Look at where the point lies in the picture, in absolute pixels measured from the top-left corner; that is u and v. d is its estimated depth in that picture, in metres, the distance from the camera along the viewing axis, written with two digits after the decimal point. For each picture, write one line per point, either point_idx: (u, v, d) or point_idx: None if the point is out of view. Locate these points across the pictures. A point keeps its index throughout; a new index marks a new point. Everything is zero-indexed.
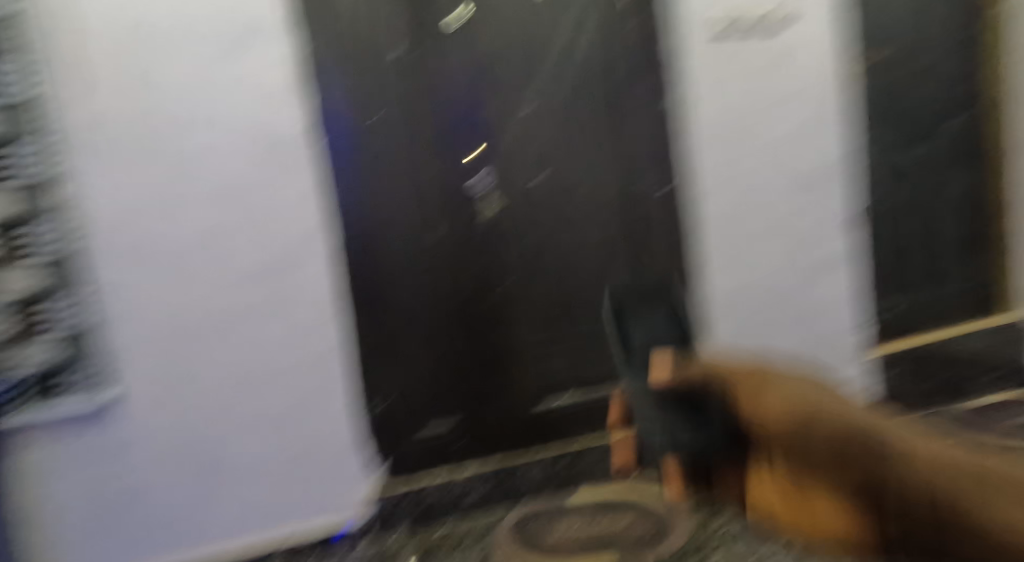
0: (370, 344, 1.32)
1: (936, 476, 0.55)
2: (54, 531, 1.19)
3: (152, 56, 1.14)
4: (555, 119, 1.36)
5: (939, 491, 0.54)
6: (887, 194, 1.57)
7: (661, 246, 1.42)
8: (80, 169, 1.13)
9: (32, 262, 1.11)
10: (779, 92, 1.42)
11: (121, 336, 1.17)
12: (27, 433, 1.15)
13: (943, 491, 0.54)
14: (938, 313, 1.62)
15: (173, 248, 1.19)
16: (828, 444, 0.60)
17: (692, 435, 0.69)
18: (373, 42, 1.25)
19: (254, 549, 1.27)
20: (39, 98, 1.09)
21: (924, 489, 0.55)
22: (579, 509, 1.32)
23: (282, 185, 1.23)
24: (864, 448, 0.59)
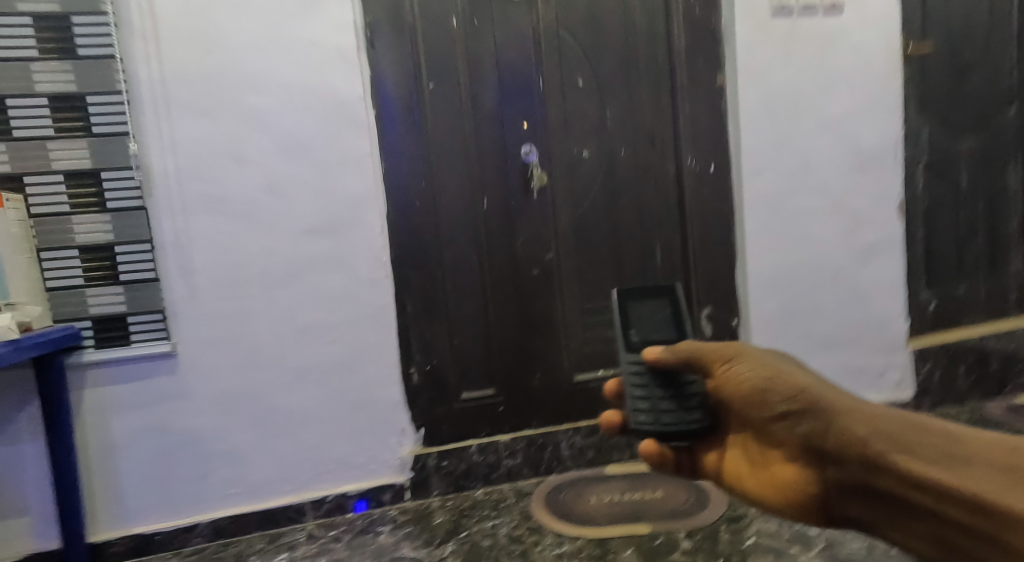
0: (417, 306, 1.35)
1: (975, 478, 0.67)
2: (112, 469, 1.24)
3: (223, 14, 1.20)
4: (608, 89, 1.37)
5: (965, 488, 0.68)
6: (944, 182, 1.54)
7: (710, 223, 1.41)
8: (148, 117, 1.19)
9: (104, 209, 1.18)
10: (838, 69, 1.40)
11: (180, 284, 1.23)
12: (95, 373, 1.21)
13: (979, 490, 0.67)
14: (989, 305, 1.57)
15: (237, 198, 1.23)
16: (882, 451, 0.74)
17: (675, 413, 0.85)
18: (433, 7, 1.29)
19: (300, 499, 1.31)
20: (119, 51, 1.16)
21: (962, 489, 0.68)
22: (616, 480, 1.36)
23: (339, 145, 1.26)
24: (913, 449, 0.72)
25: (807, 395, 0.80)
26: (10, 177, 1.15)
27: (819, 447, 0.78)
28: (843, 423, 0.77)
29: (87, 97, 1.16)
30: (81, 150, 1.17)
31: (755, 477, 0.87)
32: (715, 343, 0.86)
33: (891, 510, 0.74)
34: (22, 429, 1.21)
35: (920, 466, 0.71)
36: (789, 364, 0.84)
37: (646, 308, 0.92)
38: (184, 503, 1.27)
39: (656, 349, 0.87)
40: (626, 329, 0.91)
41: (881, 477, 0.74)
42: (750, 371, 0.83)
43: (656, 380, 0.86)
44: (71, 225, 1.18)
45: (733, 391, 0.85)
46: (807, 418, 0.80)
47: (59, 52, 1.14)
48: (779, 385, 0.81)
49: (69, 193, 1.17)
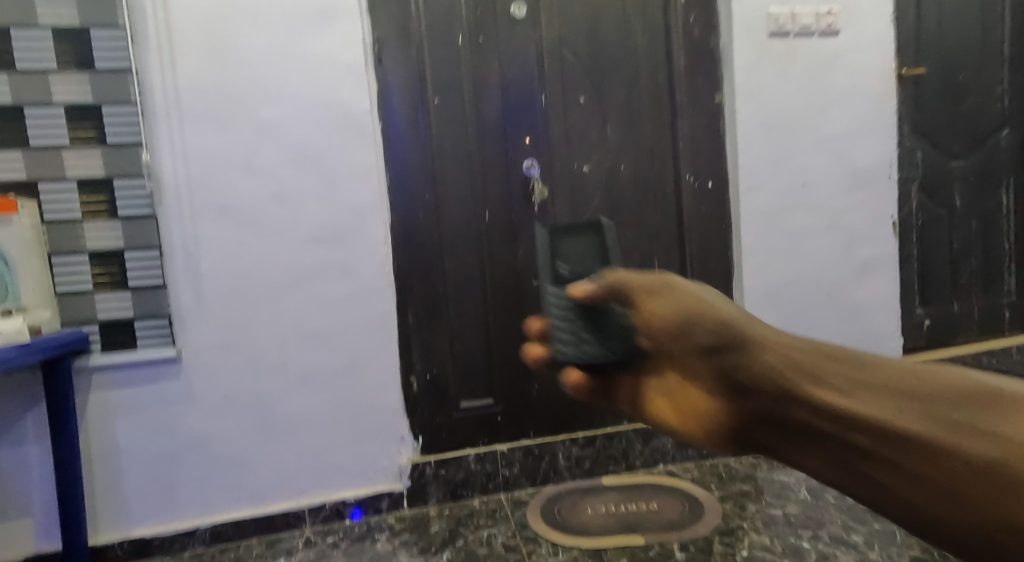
0: (419, 315, 1.37)
1: None
2: (113, 472, 1.26)
3: (237, 30, 1.24)
4: (610, 105, 1.40)
5: (943, 399, 0.38)
6: (938, 203, 1.57)
7: (707, 238, 1.45)
8: (162, 129, 1.22)
9: (116, 217, 1.21)
10: (833, 91, 1.45)
11: (188, 291, 1.25)
12: (100, 377, 1.23)
13: (891, 403, 0.40)
14: (983, 322, 1.61)
15: (245, 207, 1.26)
16: (800, 355, 0.46)
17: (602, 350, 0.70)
18: (441, 25, 1.33)
19: (299, 505, 1.33)
20: (134, 64, 1.20)
21: (898, 399, 0.40)
22: (612, 491, 1.38)
23: (345, 157, 1.30)
24: (868, 359, 0.43)
25: (739, 325, 0.53)
26: (26, 185, 1.18)
27: (734, 360, 0.51)
28: (712, 325, 0.56)
29: (103, 108, 1.19)
30: (95, 159, 1.20)
31: (676, 417, 0.60)
32: (637, 263, 0.78)
33: (822, 426, 0.42)
34: (27, 431, 1.22)
35: (826, 373, 0.43)
36: (727, 296, 0.58)
37: (575, 240, 0.78)
38: (184, 507, 1.29)
39: (585, 285, 0.71)
40: (552, 259, 0.78)
41: (813, 388, 0.43)
42: (673, 304, 0.61)
43: (583, 313, 0.71)
44: (83, 233, 1.21)
45: (659, 324, 0.61)
46: (757, 348, 0.49)
47: (76, 65, 1.17)
48: (706, 318, 0.57)
49: (82, 201, 1.20)
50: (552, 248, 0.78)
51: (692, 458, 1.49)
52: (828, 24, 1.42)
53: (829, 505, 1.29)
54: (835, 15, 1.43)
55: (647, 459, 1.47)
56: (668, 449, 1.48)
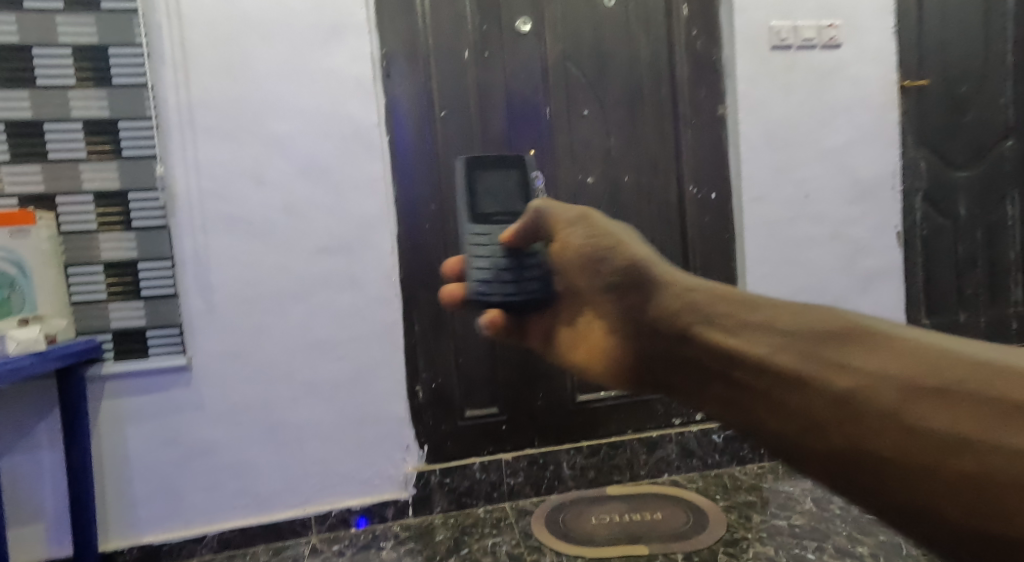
0: (425, 325, 1.39)
1: (781, 347, 0.55)
2: (123, 479, 1.28)
3: (250, 46, 1.27)
4: (613, 118, 1.43)
5: (936, 396, 0.47)
6: (942, 213, 1.58)
7: (712, 248, 1.47)
8: (175, 142, 1.26)
9: (130, 228, 1.24)
10: (834, 103, 1.48)
11: (198, 300, 1.28)
12: (112, 384, 1.26)
13: (956, 415, 0.46)
14: (988, 332, 1.62)
15: (255, 218, 1.29)
16: (828, 349, 0.53)
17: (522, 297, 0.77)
18: (448, 40, 1.36)
19: (306, 512, 1.34)
20: (150, 80, 1.23)
21: (891, 385, 0.49)
22: (617, 501, 1.38)
23: (353, 169, 1.32)
24: (849, 347, 0.52)
25: (643, 264, 0.70)
26: (44, 197, 1.21)
27: (743, 355, 0.57)
28: (739, 317, 0.60)
29: (119, 123, 1.23)
30: (110, 172, 1.23)
31: (584, 360, 0.73)
32: (560, 205, 0.78)
33: (829, 415, 0.50)
34: (41, 438, 1.25)
35: (849, 367, 0.51)
36: (637, 239, 0.74)
37: (493, 177, 0.87)
38: (192, 514, 1.30)
39: (512, 228, 0.79)
40: (468, 196, 0.86)
41: (834, 379, 0.51)
42: (586, 234, 0.75)
43: (503, 250, 0.79)
44: (98, 243, 1.23)
45: (569, 255, 0.76)
46: (659, 289, 0.67)
47: (94, 81, 1.21)
48: (613, 254, 0.72)
49: (97, 212, 1.23)
50: (470, 183, 0.86)
51: (696, 468, 1.50)
52: (830, 36, 1.46)
53: (834, 516, 1.29)
54: (837, 29, 1.46)
55: (651, 469, 1.48)
56: (672, 459, 1.49)
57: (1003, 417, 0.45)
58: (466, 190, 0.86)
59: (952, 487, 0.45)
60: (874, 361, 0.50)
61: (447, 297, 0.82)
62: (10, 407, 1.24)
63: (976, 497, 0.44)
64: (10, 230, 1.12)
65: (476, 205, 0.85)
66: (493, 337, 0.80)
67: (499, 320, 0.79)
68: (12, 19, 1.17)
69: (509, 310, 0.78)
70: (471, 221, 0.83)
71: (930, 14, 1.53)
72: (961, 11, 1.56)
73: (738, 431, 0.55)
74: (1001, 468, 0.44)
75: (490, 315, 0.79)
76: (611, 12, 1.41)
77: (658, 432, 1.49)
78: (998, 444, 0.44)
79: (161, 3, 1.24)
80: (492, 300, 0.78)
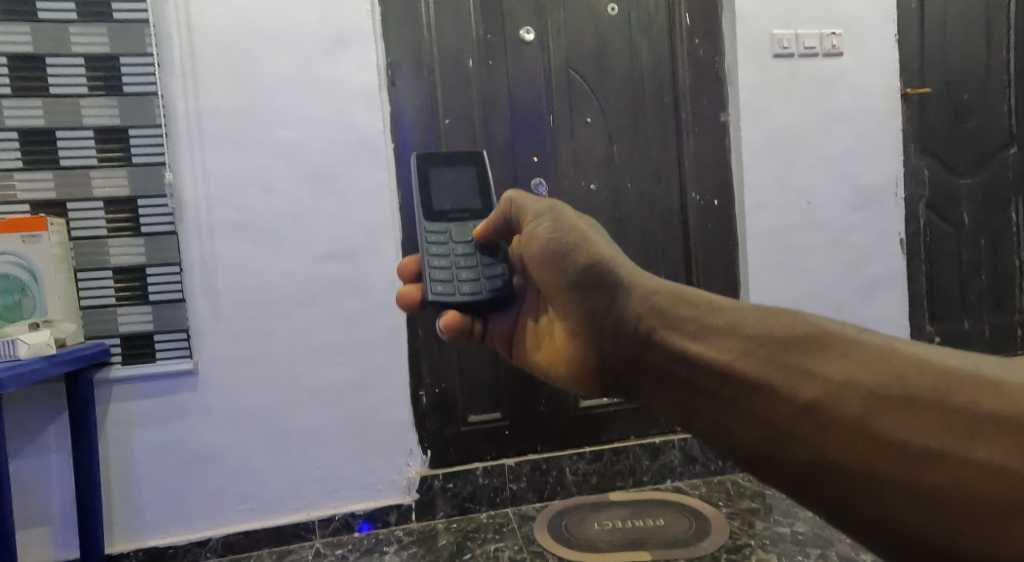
0: (429, 330, 1.40)
1: (747, 357, 0.65)
2: (130, 482, 1.29)
3: (258, 55, 1.29)
4: (616, 125, 1.44)
5: (895, 405, 0.56)
6: (946, 221, 1.58)
7: (714, 254, 1.47)
8: (184, 149, 1.28)
9: (139, 234, 1.26)
10: (836, 111, 1.49)
11: (205, 305, 1.29)
12: (119, 388, 1.27)
13: (924, 428, 0.55)
14: (993, 339, 1.62)
15: (262, 224, 1.31)
16: (794, 357, 0.62)
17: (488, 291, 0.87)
18: (453, 49, 1.38)
19: (309, 516, 1.35)
20: (160, 88, 1.26)
21: (853, 393, 0.58)
22: (619, 507, 1.38)
23: (358, 176, 1.34)
24: (812, 353, 0.62)
25: (607, 263, 0.80)
26: (54, 203, 1.23)
27: (708, 359, 0.68)
28: (711, 323, 0.70)
29: (130, 131, 1.25)
30: (120, 179, 1.25)
31: (544, 356, 0.86)
32: (532, 200, 0.86)
33: (796, 423, 0.60)
34: (49, 441, 1.26)
35: (814, 376, 0.60)
36: (597, 235, 0.83)
37: (447, 173, 0.96)
38: (197, 517, 1.31)
39: (480, 226, 0.91)
40: (422, 190, 0.94)
41: (800, 387, 0.61)
42: (552, 227, 0.82)
43: (463, 249, 0.90)
44: (107, 249, 1.25)
45: (534, 247, 0.83)
46: (624, 291, 0.78)
47: (105, 90, 1.23)
48: (579, 249, 0.81)
49: (106, 218, 1.25)
50: (423, 175, 0.95)
51: (698, 474, 1.50)
52: (832, 45, 1.47)
53: None
54: (839, 37, 1.48)
55: (654, 475, 1.48)
56: (675, 465, 1.49)
57: (941, 426, 0.54)
58: (420, 184, 0.95)
59: (905, 491, 0.54)
60: (831, 370, 0.60)
61: (403, 298, 0.91)
62: (19, 409, 1.25)
63: (925, 502, 0.54)
64: (21, 235, 1.15)
65: (430, 201, 0.94)
66: (448, 340, 0.86)
67: (457, 320, 0.85)
68: (27, 30, 1.20)
69: (469, 308, 0.87)
70: (427, 219, 0.93)
71: (931, 22, 1.54)
72: (963, 19, 1.57)
73: (713, 429, 0.66)
74: (940, 474, 0.53)
75: (449, 316, 0.85)
76: (613, 22, 1.43)
77: (660, 438, 1.50)
78: (939, 454, 0.54)
79: (172, 13, 1.26)
80: (451, 298, 0.86)
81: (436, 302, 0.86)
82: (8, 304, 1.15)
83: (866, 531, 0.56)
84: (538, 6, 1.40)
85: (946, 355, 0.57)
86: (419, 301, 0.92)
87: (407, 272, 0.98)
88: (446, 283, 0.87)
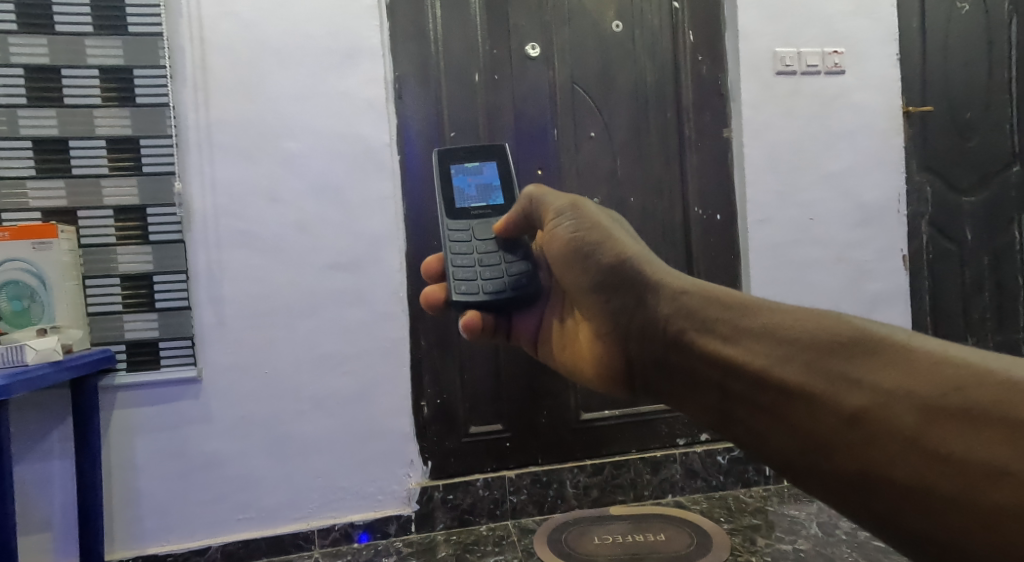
0: (431, 341, 1.41)
1: (784, 362, 0.63)
2: (131, 488, 1.29)
3: (269, 67, 1.32)
4: (620, 140, 1.46)
5: (949, 418, 0.54)
6: (948, 237, 1.59)
7: (716, 268, 1.48)
8: (193, 159, 1.30)
9: (147, 242, 1.28)
10: (837, 128, 1.51)
11: (210, 315, 1.31)
12: (123, 394, 1.28)
13: (984, 444, 0.52)
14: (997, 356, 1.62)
15: (269, 234, 1.32)
16: (836, 363, 0.60)
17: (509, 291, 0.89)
18: (459, 63, 1.40)
19: (309, 526, 1.34)
20: (172, 99, 1.28)
21: (902, 403, 0.56)
22: (620, 521, 1.37)
23: (365, 187, 1.36)
24: (856, 359, 0.59)
25: (628, 261, 0.78)
26: (66, 211, 1.25)
27: (742, 364, 0.65)
28: (744, 324, 0.67)
29: (141, 141, 1.27)
30: (131, 188, 1.27)
31: (573, 357, 0.87)
32: (552, 198, 0.86)
33: (841, 434, 0.58)
34: (53, 447, 1.27)
35: (860, 384, 0.58)
36: (617, 230, 0.82)
37: (467, 169, 0.99)
38: (197, 525, 1.31)
39: (501, 221, 0.93)
40: (444, 187, 0.98)
41: (845, 396, 0.58)
42: (573, 226, 0.82)
43: (484, 248, 0.92)
44: (116, 256, 1.27)
45: (555, 246, 0.83)
46: (649, 290, 0.75)
47: (118, 100, 1.26)
48: (602, 246, 0.79)
49: (115, 226, 1.27)
50: (445, 171, 0.99)
51: (700, 489, 1.50)
52: (834, 63, 1.49)
53: (840, 541, 1.28)
54: (841, 56, 1.50)
55: (655, 490, 1.48)
56: (676, 480, 1.49)
57: (1007, 444, 0.51)
58: (441, 181, 0.98)
59: (968, 511, 0.52)
60: (878, 378, 0.58)
61: (427, 298, 0.94)
62: (24, 414, 1.26)
63: (987, 524, 0.51)
64: (32, 242, 1.16)
65: (452, 199, 0.97)
66: (470, 340, 0.89)
67: (476, 321, 0.88)
68: (44, 42, 1.23)
69: (490, 307, 0.89)
70: (450, 217, 0.96)
71: (932, 42, 1.57)
72: (964, 39, 1.58)
73: (749, 435, 0.64)
74: (1005, 493, 0.51)
75: (468, 317, 0.88)
76: (618, 38, 1.45)
77: (662, 452, 1.50)
78: (1004, 471, 0.51)
79: (185, 27, 1.29)
80: (474, 297, 0.89)
81: (460, 301, 0.89)
82: (17, 310, 1.15)
83: (917, 547, 0.54)
84: (545, 23, 1.43)
85: (1006, 362, 0.55)
86: (443, 300, 0.94)
87: (431, 270, 1.00)
88: (470, 282, 0.89)
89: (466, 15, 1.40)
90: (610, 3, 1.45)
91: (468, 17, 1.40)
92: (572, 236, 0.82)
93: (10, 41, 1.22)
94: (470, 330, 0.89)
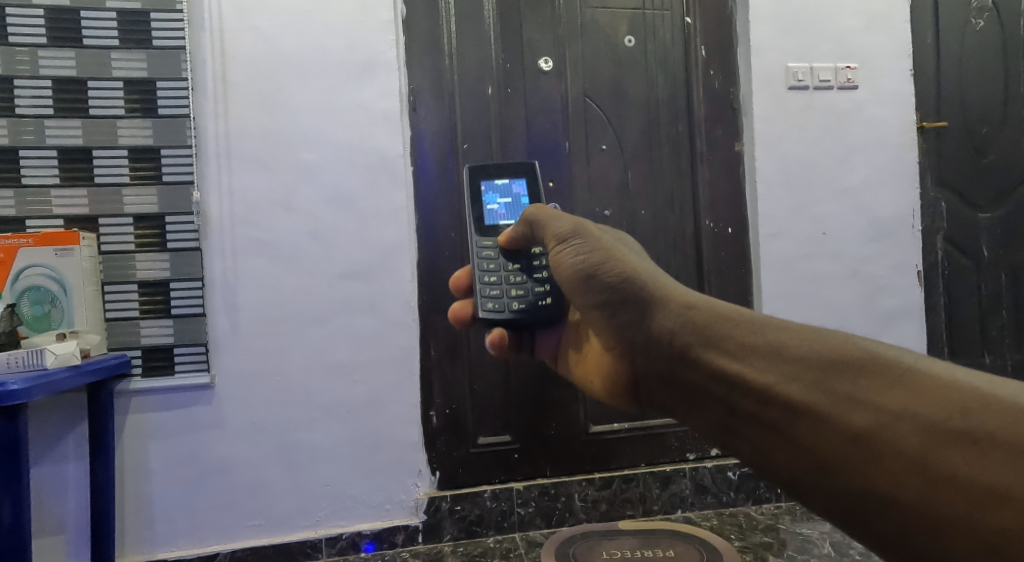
0: (441, 351, 1.41)
1: (789, 381, 0.61)
2: (143, 493, 1.30)
3: (286, 80, 1.35)
4: (631, 153, 1.47)
5: (955, 441, 0.52)
6: (964, 253, 1.57)
7: (727, 279, 1.48)
8: (211, 169, 1.32)
9: (165, 250, 1.30)
10: (850, 143, 1.51)
11: (224, 322, 1.32)
12: (138, 399, 1.29)
13: (988, 466, 0.51)
14: (1017, 374, 1.59)
15: (284, 243, 1.34)
16: (841, 383, 0.58)
17: (532, 311, 0.89)
18: (474, 77, 1.42)
19: (317, 534, 1.34)
20: (193, 111, 1.31)
21: (906, 425, 0.54)
22: (628, 535, 1.34)
23: (379, 198, 1.37)
24: (863, 380, 0.57)
25: (632, 279, 0.77)
26: (88, 218, 1.27)
27: (747, 382, 0.63)
28: (750, 341, 0.65)
29: (162, 151, 1.30)
30: (150, 197, 1.29)
31: (586, 371, 0.88)
32: (559, 221, 0.85)
33: (844, 452, 0.56)
34: (69, 449, 1.29)
35: (865, 404, 0.56)
36: (625, 249, 0.81)
37: (497, 187, 1.01)
38: (207, 531, 1.32)
39: (506, 232, 0.95)
40: (474, 205, 1.00)
41: (849, 415, 0.57)
42: (579, 250, 0.81)
43: (512, 266, 0.93)
44: (134, 263, 1.29)
45: (563, 271, 0.83)
46: (654, 307, 0.74)
47: (141, 111, 1.29)
48: (606, 266, 0.78)
49: (135, 233, 1.29)
50: (476, 189, 1.01)
51: (709, 504, 1.49)
52: (847, 78, 1.50)
53: None
54: (854, 71, 1.50)
55: (664, 505, 1.47)
56: (685, 495, 1.48)
57: (1010, 468, 0.50)
58: (472, 200, 1.00)
59: (971, 534, 0.50)
60: (884, 398, 0.56)
61: (455, 314, 0.96)
62: (41, 417, 1.28)
63: (987, 549, 0.50)
64: (54, 248, 1.19)
65: (482, 217, 0.99)
66: (498, 356, 0.91)
67: (503, 339, 0.89)
68: (72, 54, 1.26)
69: (515, 325, 0.90)
70: (481, 235, 0.98)
71: (946, 58, 1.56)
72: (979, 54, 1.58)
73: (754, 453, 0.62)
74: (1007, 518, 0.49)
75: (495, 335, 0.90)
76: (631, 53, 1.47)
77: (671, 466, 1.49)
78: (1008, 495, 0.49)
79: (207, 40, 1.32)
80: (500, 316, 0.89)
81: (486, 319, 0.89)
82: (37, 314, 1.17)
83: None
84: (559, 37, 1.45)
85: (1014, 389, 0.53)
86: (470, 315, 0.96)
87: (459, 284, 1.02)
88: (496, 299, 0.90)
89: (481, 28, 1.42)
90: (623, 18, 1.47)
91: (483, 31, 1.42)
92: (579, 257, 0.81)
93: (40, 54, 1.25)
94: (497, 346, 0.90)
